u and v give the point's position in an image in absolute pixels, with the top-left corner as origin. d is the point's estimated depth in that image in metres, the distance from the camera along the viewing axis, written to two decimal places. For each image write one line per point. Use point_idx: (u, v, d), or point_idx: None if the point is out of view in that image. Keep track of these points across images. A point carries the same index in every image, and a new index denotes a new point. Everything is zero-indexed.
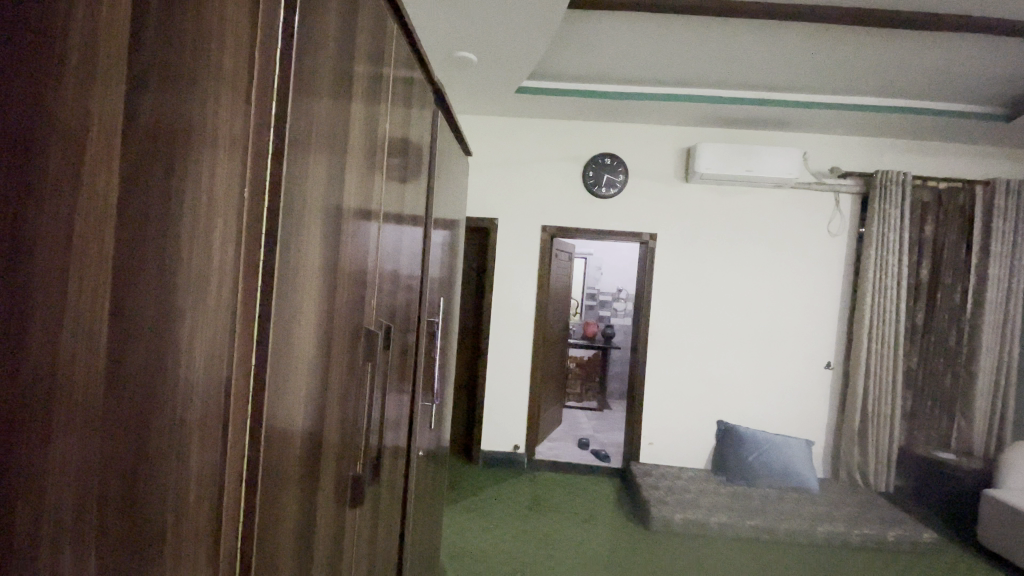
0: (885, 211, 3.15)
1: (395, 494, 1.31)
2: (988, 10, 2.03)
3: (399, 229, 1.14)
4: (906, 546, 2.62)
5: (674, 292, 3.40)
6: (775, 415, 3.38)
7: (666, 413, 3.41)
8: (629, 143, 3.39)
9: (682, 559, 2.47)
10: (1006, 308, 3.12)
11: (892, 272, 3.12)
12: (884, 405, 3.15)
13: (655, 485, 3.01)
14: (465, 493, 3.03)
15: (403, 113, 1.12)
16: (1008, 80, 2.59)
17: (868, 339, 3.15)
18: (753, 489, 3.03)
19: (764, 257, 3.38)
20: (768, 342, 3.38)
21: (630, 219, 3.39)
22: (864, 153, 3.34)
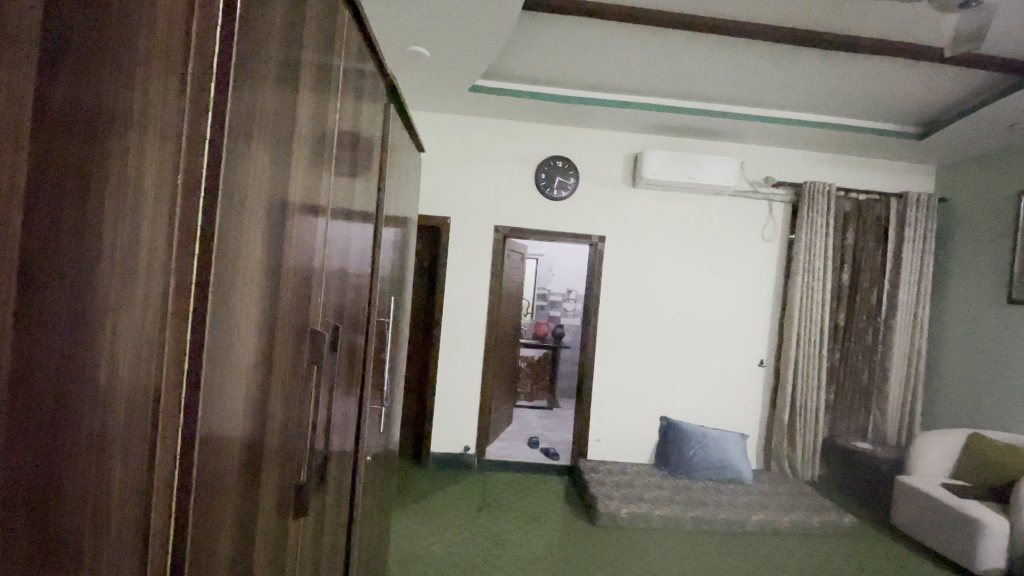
0: (812, 219, 3.39)
1: (342, 500, 1.26)
2: (904, 37, 2.22)
3: (349, 226, 1.10)
4: (830, 530, 2.82)
5: (622, 293, 3.50)
6: (714, 410, 3.55)
7: (614, 411, 3.50)
8: (580, 146, 3.45)
9: (629, 552, 2.54)
10: (914, 309, 3.45)
11: (817, 275, 3.38)
12: (811, 399, 3.39)
13: (602, 481, 3.07)
14: (414, 496, 2.98)
15: (353, 106, 1.08)
16: (920, 102, 2.86)
17: (796, 337, 3.39)
18: (694, 481, 3.17)
19: (706, 260, 3.54)
20: (710, 343, 3.55)
21: (581, 221, 3.45)
22: (795, 165, 3.57)
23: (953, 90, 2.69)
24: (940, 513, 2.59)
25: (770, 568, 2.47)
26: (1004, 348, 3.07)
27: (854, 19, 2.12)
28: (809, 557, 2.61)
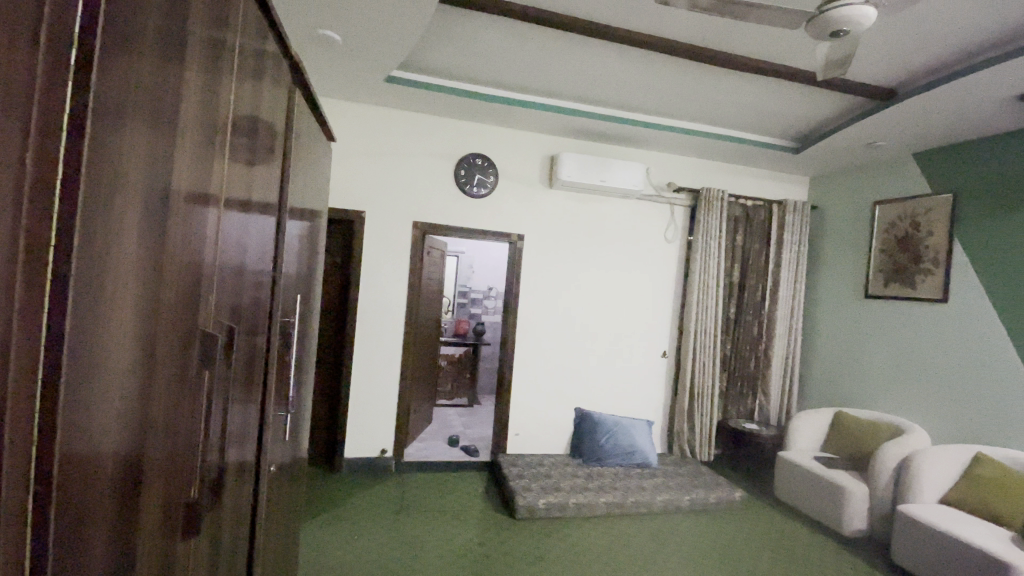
0: (707, 222, 3.71)
1: (242, 517, 1.15)
2: (786, 60, 2.48)
3: (246, 218, 1.00)
4: (724, 504, 3.10)
5: (540, 290, 3.57)
6: (624, 400, 3.76)
7: (532, 406, 3.57)
8: (498, 145, 3.47)
9: (546, 541, 2.61)
10: (791, 304, 3.89)
11: (712, 273, 3.70)
12: (706, 386, 3.72)
13: (520, 475, 3.12)
14: (326, 505, 2.82)
15: (252, 88, 0.99)
16: (796, 120, 3.22)
17: (694, 330, 3.69)
18: (606, 469, 3.33)
19: (617, 259, 3.72)
20: (621, 337, 3.75)
21: (499, 219, 3.47)
22: (694, 172, 3.87)
23: (822, 111, 3.06)
24: (812, 482, 2.96)
25: (674, 545, 2.66)
26: (859, 336, 3.57)
27: (746, 42, 2.33)
28: (707, 530, 2.85)
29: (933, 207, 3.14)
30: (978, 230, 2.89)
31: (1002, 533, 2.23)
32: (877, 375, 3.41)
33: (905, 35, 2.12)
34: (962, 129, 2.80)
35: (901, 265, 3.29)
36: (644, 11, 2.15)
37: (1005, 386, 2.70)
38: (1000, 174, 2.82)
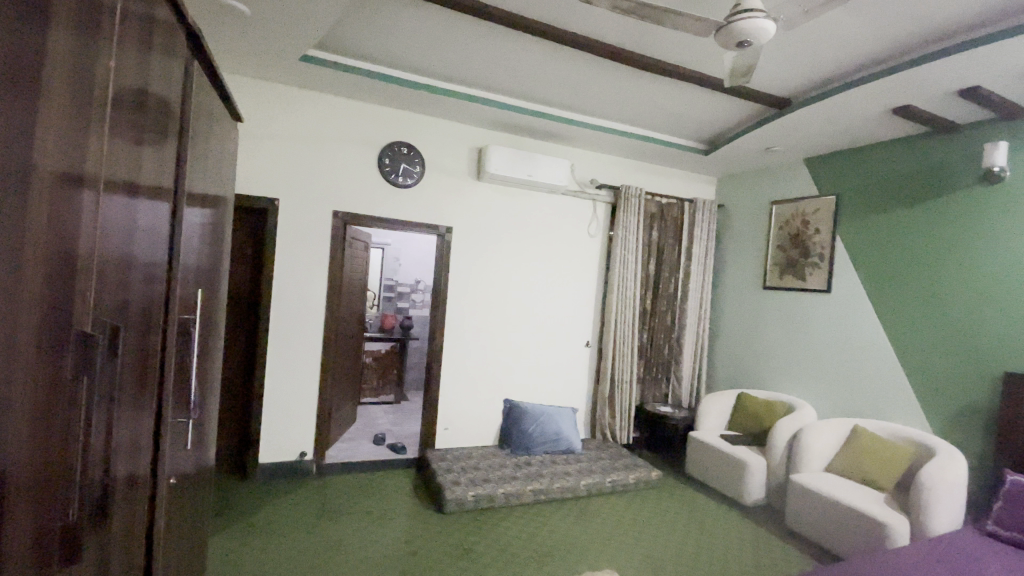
0: (627, 218, 3.88)
1: (134, 538, 1.02)
2: (697, 67, 2.64)
3: (132, 203, 0.88)
4: (642, 484, 3.29)
5: (468, 283, 3.54)
6: (551, 390, 3.86)
7: (461, 399, 3.54)
8: (425, 135, 3.38)
9: (475, 534, 2.61)
10: (701, 295, 4.20)
11: (631, 266, 3.89)
12: (625, 373, 3.92)
13: (449, 469, 3.10)
14: (238, 515, 2.61)
15: (139, 57, 0.87)
16: (705, 124, 3.46)
17: (615, 321, 3.87)
18: (533, 457, 3.40)
19: (544, 252, 3.79)
20: (548, 329, 3.83)
21: (425, 211, 3.39)
22: (615, 170, 4.03)
23: (728, 117, 3.31)
24: (719, 458, 3.22)
25: (597, 526, 2.78)
26: (757, 323, 3.93)
27: (662, 47, 2.46)
28: (626, 509, 3.01)
29: (819, 207, 3.51)
30: (854, 228, 3.28)
31: (874, 495, 2.56)
32: (773, 358, 3.77)
33: (799, 50, 2.33)
34: (843, 138, 3.15)
35: (793, 259, 3.66)
36: (569, 9, 2.19)
37: (873, 364, 3.10)
38: (871, 179, 3.21)
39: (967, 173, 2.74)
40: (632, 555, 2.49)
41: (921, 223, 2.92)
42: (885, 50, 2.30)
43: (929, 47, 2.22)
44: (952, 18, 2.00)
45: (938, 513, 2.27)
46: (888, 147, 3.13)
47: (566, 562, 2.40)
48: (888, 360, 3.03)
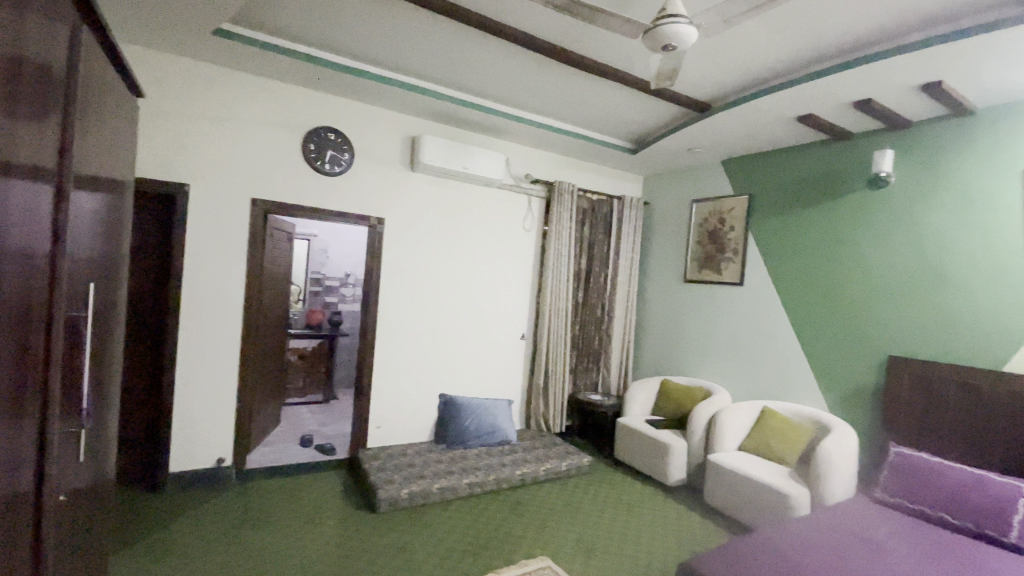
0: (561, 213, 3.96)
1: (14, 567, 0.90)
2: (627, 68, 2.74)
3: (3, 186, 0.75)
4: (575, 471, 3.40)
5: (401, 276, 3.45)
6: (486, 383, 3.87)
7: (394, 395, 3.45)
8: (354, 122, 3.23)
9: (410, 531, 2.56)
10: (629, 288, 4.40)
11: (564, 260, 3.98)
12: (558, 365, 4.01)
13: (382, 467, 3.01)
14: (144, 530, 2.38)
15: (9, 15, 0.74)
16: (634, 125, 3.61)
17: (549, 314, 3.95)
18: (468, 451, 3.39)
19: (479, 245, 3.78)
20: (482, 322, 3.83)
21: (355, 201, 3.25)
22: (549, 165, 4.10)
23: (654, 119, 3.47)
24: (645, 443, 3.39)
25: (532, 515, 2.83)
26: (679, 315, 4.18)
27: (594, 46, 2.52)
28: (560, 496, 3.09)
29: (734, 206, 3.78)
30: (764, 226, 3.57)
31: (780, 470, 2.82)
32: (693, 346, 4.02)
33: (718, 57, 2.48)
34: (755, 142, 3.40)
35: (711, 253, 3.92)
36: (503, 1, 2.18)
37: (780, 350, 3.40)
38: (778, 181, 3.50)
39: (858, 177, 3.05)
40: (566, 540, 2.57)
41: (820, 222, 3.23)
42: (792, 63, 2.51)
43: (828, 62, 2.46)
44: (847, 37, 2.22)
45: (832, 482, 2.54)
46: (793, 151, 3.41)
47: (501, 553, 2.42)
48: (791, 346, 3.33)
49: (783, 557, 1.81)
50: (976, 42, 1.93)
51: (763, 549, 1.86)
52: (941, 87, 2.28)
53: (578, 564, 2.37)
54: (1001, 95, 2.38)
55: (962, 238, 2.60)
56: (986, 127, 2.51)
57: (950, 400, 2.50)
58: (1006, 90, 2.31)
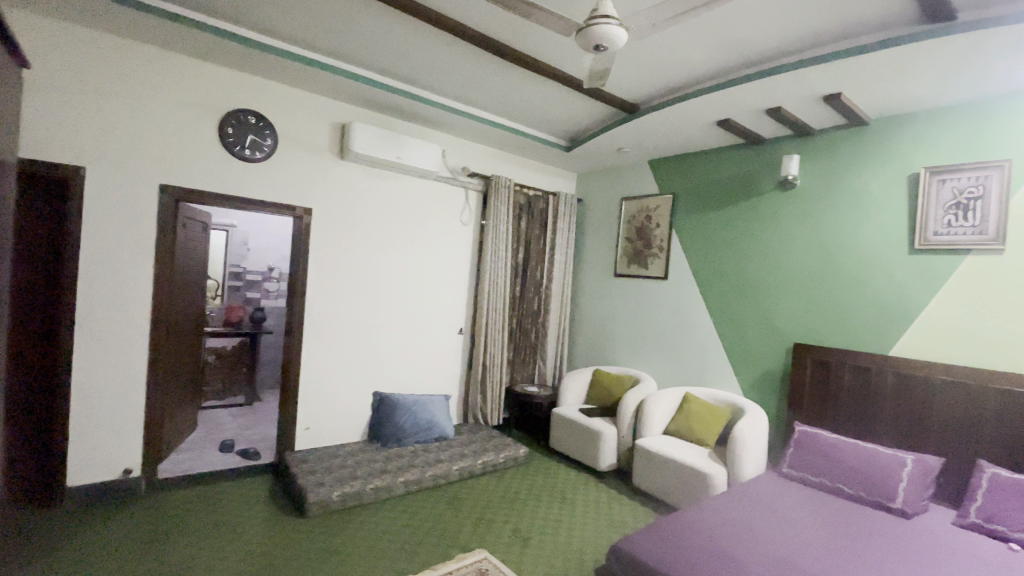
0: (497, 207, 3.96)
1: None
2: (561, 65, 2.79)
3: None
4: (512, 462, 3.44)
5: (332, 270, 3.30)
6: (422, 378, 3.81)
7: (324, 394, 3.31)
8: (279, 105, 3.03)
9: (344, 534, 2.47)
10: (563, 281, 4.50)
11: (501, 254, 3.99)
12: (496, 358, 4.03)
13: (311, 470, 2.88)
14: (35, 554, 2.12)
15: None
16: (568, 122, 3.68)
17: (486, 307, 3.95)
18: (404, 448, 3.32)
19: (414, 238, 3.70)
20: (418, 317, 3.76)
21: (281, 190, 3.06)
22: (485, 159, 4.09)
23: (587, 117, 3.57)
24: (579, 432, 3.50)
25: (469, 509, 2.83)
26: (610, 307, 4.34)
27: (530, 41, 2.53)
28: (497, 489, 3.12)
29: (660, 204, 3.98)
30: (687, 223, 3.78)
31: (701, 451, 3.02)
32: (623, 337, 4.20)
33: (647, 60, 2.59)
34: (680, 143, 3.59)
35: (640, 249, 4.10)
36: None
37: (701, 339, 3.63)
38: (700, 181, 3.72)
39: (770, 179, 3.31)
40: (503, 532, 2.60)
41: (736, 220, 3.47)
42: (713, 69, 2.67)
43: (745, 70, 2.64)
44: (761, 47, 2.40)
45: (746, 460, 2.76)
46: (714, 153, 3.64)
47: (438, 548, 2.40)
48: (711, 336, 3.57)
49: (702, 532, 1.95)
50: (868, 59, 2.15)
51: (685, 526, 1.99)
52: (839, 99, 2.52)
53: (516, 554, 2.41)
54: (888, 108, 2.67)
55: (852, 236, 2.89)
56: (873, 137, 2.82)
57: (845, 382, 2.79)
58: (890, 104, 2.60)
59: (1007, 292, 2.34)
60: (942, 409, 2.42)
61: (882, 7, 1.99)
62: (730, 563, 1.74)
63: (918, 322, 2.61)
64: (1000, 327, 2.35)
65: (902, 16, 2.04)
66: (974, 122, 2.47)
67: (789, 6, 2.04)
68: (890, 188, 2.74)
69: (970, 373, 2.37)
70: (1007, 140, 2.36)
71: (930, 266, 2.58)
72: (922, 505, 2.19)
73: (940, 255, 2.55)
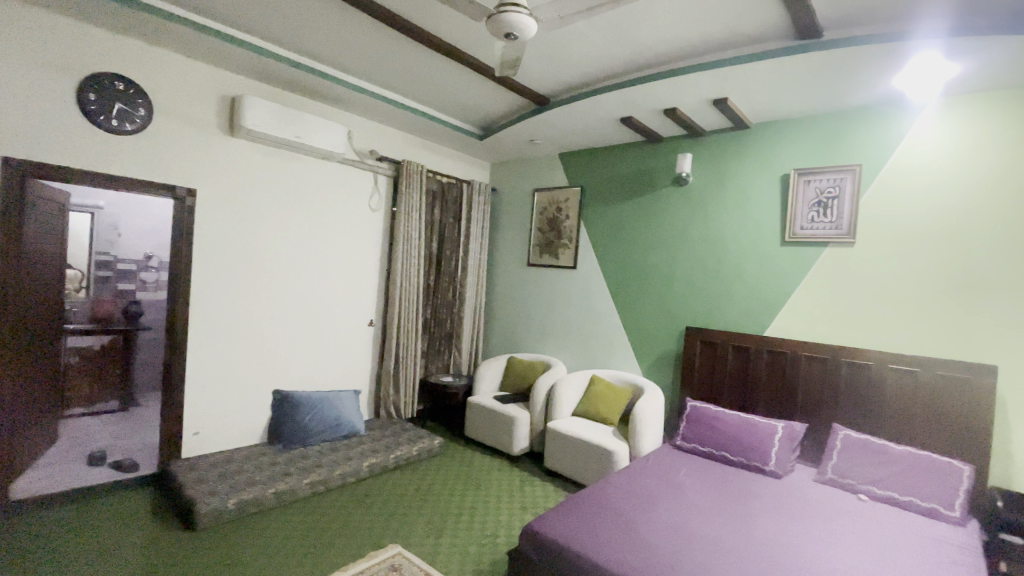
0: (409, 193, 3.83)
1: None
2: (473, 51, 2.74)
3: None
4: (426, 454, 3.39)
5: (222, 258, 2.99)
6: (328, 372, 3.62)
7: (217, 395, 3.01)
8: (154, 71, 2.66)
9: (243, 544, 2.28)
10: (477, 271, 4.50)
11: (413, 242, 3.88)
12: (409, 350, 3.93)
13: (202, 479, 2.61)
14: None
15: None
16: (480, 110, 3.65)
17: (398, 298, 3.83)
18: (309, 448, 3.13)
19: (317, 224, 3.47)
20: (323, 308, 3.55)
21: (158, 168, 2.70)
22: (395, 143, 3.93)
23: (499, 106, 3.56)
24: (493, 419, 3.55)
25: (381, 505, 2.75)
26: (523, 296, 4.42)
27: (441, 24, 2.46)
28: (411, 481, 3.06)
29: (569, 196, 4.11)
30: (594, 215, 3.95)
31: (608, 430, 3.21)
32: (535, 325, 4.30)
33: (557, 52, 2.63)
34: (587, 138, 3.73)
35: (551, 239, 4.21)
36: None
37: (607, 325, 3.83)
38: (606, 174, 3.90)
39: (667, 175, 3.55)
40: (418, 525, 2.56)
41: (638, 212, 3.68)
42: (618, 67, 2.79)
43: (646, 70, 2.79)
44: (660, 49, 2.54)
45: (647, 436, 2.98)
46: (619, 148, 3.82)
47: (349, 549, 2.30)
48: (616, 322, 3.78)
49: (609, 507, 2.07)
50: (751, 68, 2.37)
51: (593, 502, 2.10)
52: (726, 104, 2.76)
53: (431, 546, 2.39)
54: (766, 114, 2.97)
55: (735, 229, 3.20)
56: (753, 141, 3.13)
57: (729, 360, 3.11)
58: (766, 111, 2.90)
59: (854, 279, 2.73)
60: (806, 381, 2.79)
61: (762, 22, 2.19)
62: (634, 532, 1.87)
63: (787, 305, 2.97)
64: (848, 309, 2.75)
65: (777, 32, 2.27)
66: (832, 130, 2.83)
67: (685, 13, 2.18)
68: (767, 186, 3.07)
69: (826, 350, 2.74)
70: (857, 148, 2.74)
71: (797, 257, 2.93)
72: (789, 465, 2.52)
73: (805, 247, 2.91)
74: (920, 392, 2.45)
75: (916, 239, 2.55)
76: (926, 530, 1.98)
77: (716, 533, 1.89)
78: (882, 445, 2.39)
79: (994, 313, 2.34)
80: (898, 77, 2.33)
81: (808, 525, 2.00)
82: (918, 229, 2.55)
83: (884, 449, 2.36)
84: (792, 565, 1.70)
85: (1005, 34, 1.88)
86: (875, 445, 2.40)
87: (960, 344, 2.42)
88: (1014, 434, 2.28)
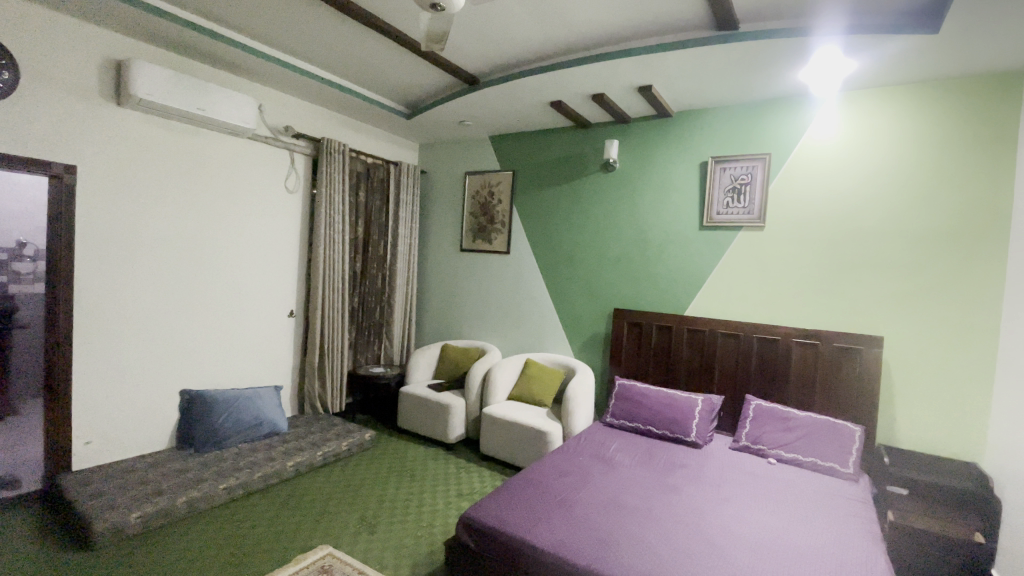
0: (330, 175, 3.60)
1: None
2: (396, 23, 2.60)
3: None
4: (355, 449, 3.26)
5: (112, 246, 2.65)
6: (245, 367, 3.37)
7: (111, 399, 2.69)
8: (14, 25, 2.27)
9: (150, 560, 2.07)
10: (406, 257, 4.36)
11: (337, 227, 3.66)
12: (337, 340, 3.74)
13: (97, 493, 2.33)
14: None
15: None
16: (405, 87, 3.49)
17: (322, 286, 3.61)
18: (225, 451, 2.89)
19: (227, 207, 3.17)
20: (236, 298, 3.28)
21: (26, 139, 2.33)
22: (314, 121, 3.67)
23: (426, 84, 3.42)
24: (427, 408, 3.48)
25: (309, 505, 2.61)
26: (455, 283, 4.35)
27: None
28: (341, 478, 2.93)
29: (501, 180, 4.08)
30: (525, 199, 3.95)
31: (541, 412, 3.25)
32: (469, 311, 4.26)
33: (485, 29, 2.56)
34: (517, 121, 3.69)
35: (483, 224, 4.16)
36: None
37: (539, 309, 3.87)
38: (536, 159, 3.90)
39: (595, 160, 3.61)
40: (349, 522, 2.47)
41: (568, 197, 3.73)
42: (547, 49, 2.77)
43: (574, 53, 2.80)
44: (587, 32, 2.55)
45: (579, 416, 3.06)
46: (548, 132, 3.83)
47: (274, 555, 2.17)
48: (547, 306, 3.83)
49: (543, 488, 2.10)
50: (673, 56, 2.44)
51: (528, 485, 2.12)
52: (649, 91, 2.84)
53: (364, 542, 2.31)
54: (686, 103, 3.09)
55: (657, 214, 3.33)
56: (673, 128, 3.26)
57: (653, 339, 3.25)
58: (686, 99, 3.02)
59: (765, 260, 2.95)
60: (723, 358, 2.99)
61: (685, 11, 2.26)
62: (570, 511, 1.90)
63: (705, 286, 3.15)
64: (759, 288, 2.97)
65: (697, 22, 2.36)
66: (745, 121, 3.01)
67: None
68: (687, 173, 3.22)
69: (740, 327, 2.95)
70: (767, 137, 2.94)
71: (714, 240, 3.11)
72: (708, 436, 2.69)
73: (720, 231, 3.09)
74: (820, 363, 2.70)
75: (819, 224, 2.79)
76: (824, 487, 2.21)
77: (644, 504, 1.98)
78: (788, 413, 2.61)
79: (883, 288, 2.62)
80: (804, 70, 2.51)
81: (725, 490, 2.15)
82: (819, 214, 2.79)
83: (789, 416, 2.59)
84: (713, 528, 1.82)
85: (893, 35, 2.07)
86: (781, 414, 2.62)
87: (853, 317, 2.70)
88: (895, 394, 2.59)
